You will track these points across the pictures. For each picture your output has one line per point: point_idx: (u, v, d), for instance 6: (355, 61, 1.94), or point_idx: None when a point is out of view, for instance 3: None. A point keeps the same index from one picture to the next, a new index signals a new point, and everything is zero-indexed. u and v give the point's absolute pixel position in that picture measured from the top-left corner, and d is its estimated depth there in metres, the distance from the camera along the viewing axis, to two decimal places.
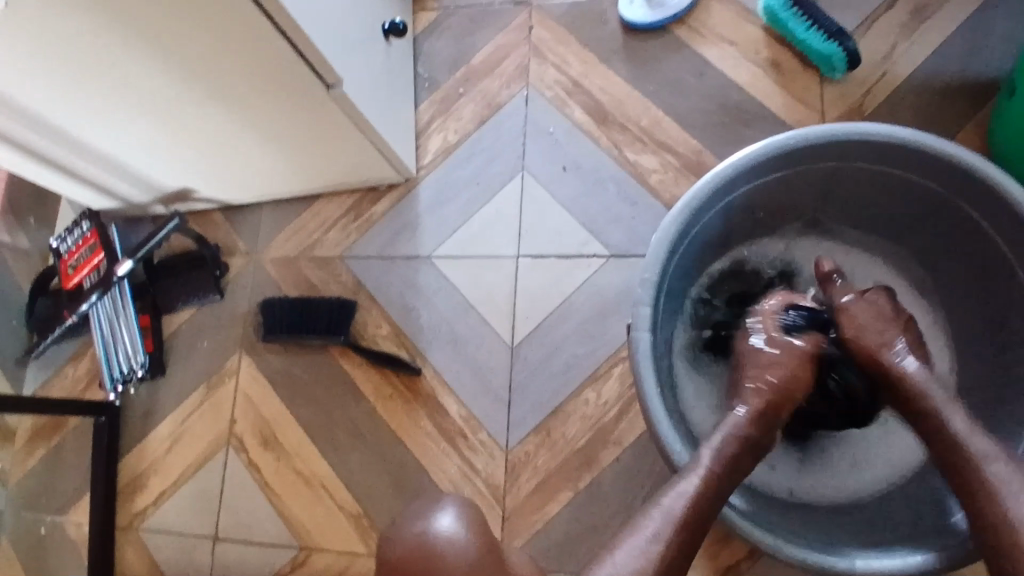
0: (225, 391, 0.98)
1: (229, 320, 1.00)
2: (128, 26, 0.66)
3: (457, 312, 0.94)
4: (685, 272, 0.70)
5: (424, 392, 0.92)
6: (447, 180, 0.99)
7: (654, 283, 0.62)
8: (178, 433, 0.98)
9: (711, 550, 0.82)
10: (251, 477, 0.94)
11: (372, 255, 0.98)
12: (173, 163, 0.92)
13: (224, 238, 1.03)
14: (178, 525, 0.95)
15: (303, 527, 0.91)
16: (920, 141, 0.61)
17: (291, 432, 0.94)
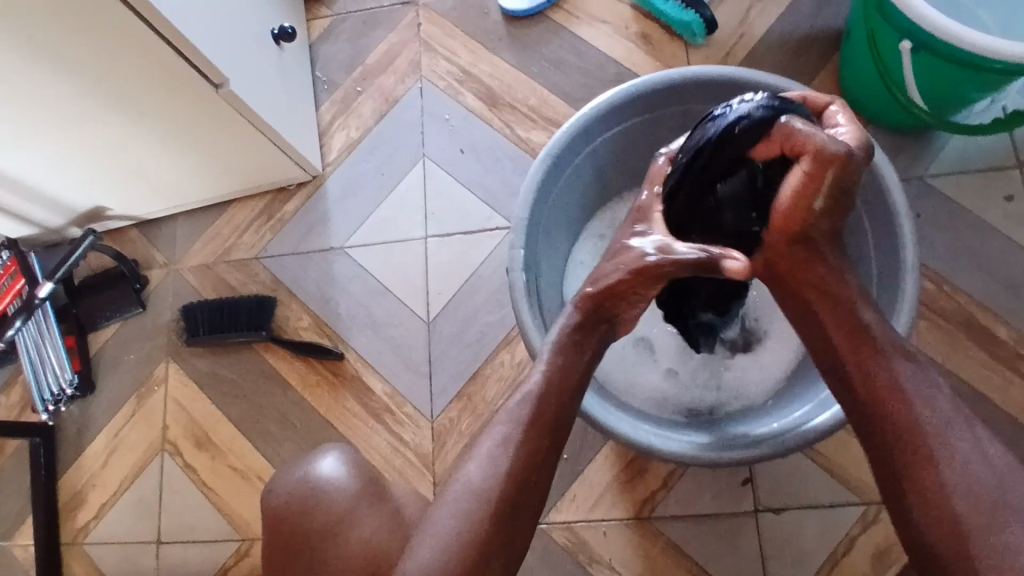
0: (155, 398, 1.00)
1: (152, 330, 1.03)
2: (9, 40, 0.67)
3: (374, 297, 0.98)
4: (567, 210, 0.77)
5: (349, 374, 0.96)
6: (353, 174, 1.03)
7: (523, 224, 0.68)
8: (113, 445, 1.00)
9: (628, 485, 0.88)
10: (187, 479, 0.97)
11: (287, 251, 1.02)
12: (81, 180, 0.94)
13: (142, 252, 1.06)
14: (121, 534, 0.96)
15: (243, 519, 0.94)
16: (745, 77, 0.69)
17: (223, 430, 0.97)
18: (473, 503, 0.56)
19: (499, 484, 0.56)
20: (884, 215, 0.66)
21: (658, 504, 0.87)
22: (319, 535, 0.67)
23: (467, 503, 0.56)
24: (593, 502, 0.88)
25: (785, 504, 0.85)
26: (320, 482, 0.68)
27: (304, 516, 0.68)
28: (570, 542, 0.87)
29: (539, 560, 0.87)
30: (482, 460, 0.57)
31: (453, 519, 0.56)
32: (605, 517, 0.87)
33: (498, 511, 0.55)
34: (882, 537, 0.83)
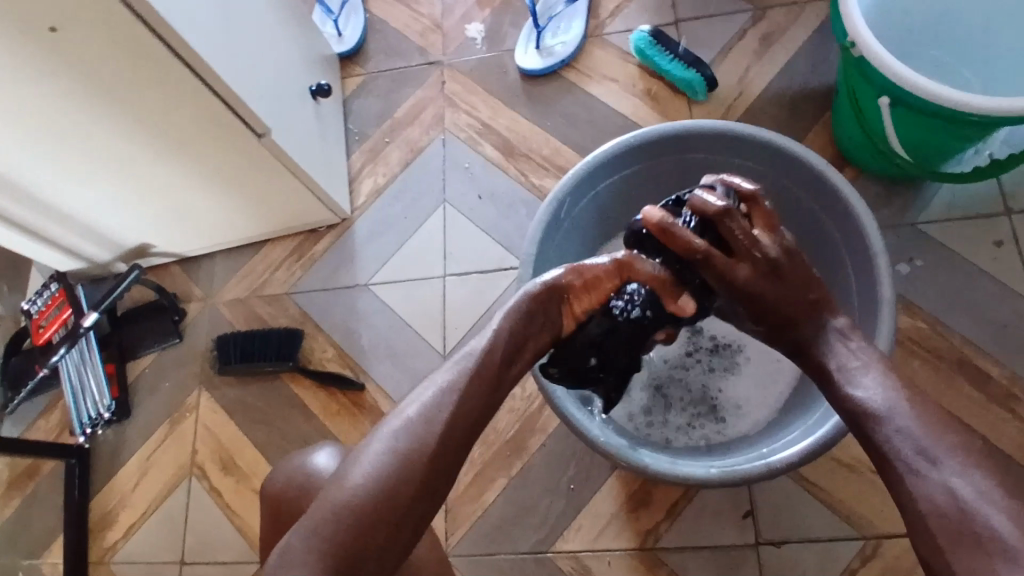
0: (186, 424, 1.06)
1: (187, 360, 1.10)
2: (79, 88, 0.76)
3: (395, 331, 1.04)
4: (572, 248, 0.83)
5: (368, 403, 1.01)
6: (379, 216, 1.11)
7: (531, 258, 0.74)
8: (144, 467, 1.05)
9: (632, 516, 0.90)
10: (212, 501, 1.01)
11: (315, 287, 1.09)
12: (134, 218, 1.03)
13: (182, 287, 1.14)
14: (146, 553, 1.01)
15: (262, 541, 0.98)
16: (736, 130, 0.75)
17: (247, 455, 1.02)
18: (406, 442, 0.54)
19: (438, 429, 0.54)
20: (863, 253, 0.71)
21: (661, 535, 0.89)
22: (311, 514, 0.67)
23: (396, 446, 0.54)
24: (598, 532, 0.90)
25: (786, 537, 0.86)
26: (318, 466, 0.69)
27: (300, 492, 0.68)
28: (575, 570, 0.89)
29: None
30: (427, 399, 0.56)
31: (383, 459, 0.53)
32: (610, 546, 0.90)
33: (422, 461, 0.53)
34: (882, 572, 0.84)
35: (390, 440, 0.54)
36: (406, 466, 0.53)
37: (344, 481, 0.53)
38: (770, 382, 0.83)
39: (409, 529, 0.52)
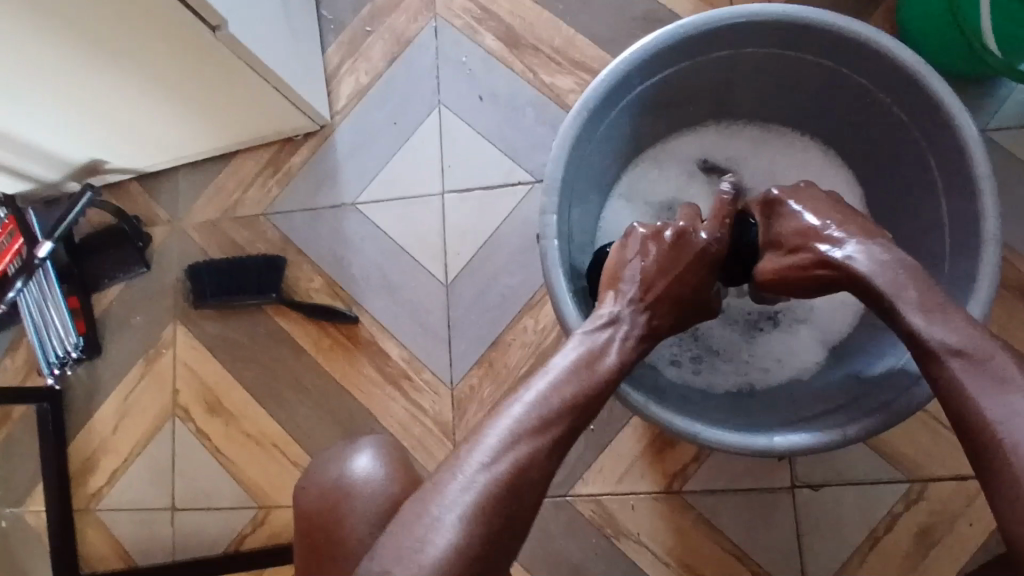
0: (164, 362, 0.96)
1: (159, 291, 0.98)
2: None
3: (389, 257, 0.93)
4: (600, 165, 0.70)
5: (364, 339, 0.92)
6: (364, 123, 0.96)
7: (556, 184, 0.61)
8: (123, 409, 0.96)
9: (658, 457, 0.83)
10: (201, 445, 0.94)
11: (295, 207, 0.96)
12: (78, 132, 0.87)
13: (144, 208, 1.00)
14: (136, 500, 0.94)
15: (258, 487, 0.91)
16: (811, 17, 0.61)
17: (235, 396, 0.94)
18: (493, 479, 0.49)
19: (524, 465, 0.51)
20: (964, 176, 0.59)
21: (689, 478, 0.83)
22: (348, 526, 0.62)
23: (484, 479, 0.49)
24: (621, 475, 0.84)
25: (825, 479, 0.81)
26: (357, 471, 0.63)
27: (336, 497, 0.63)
28: (597, 515, 0.83)
29: (564, 533, 0.83)
30: (516, 429, 0.52)
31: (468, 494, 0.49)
32: (634, 490, 0.83)
33: (499, 492, 0.49)
34: (926, 516, 0.79)
35: (476, 472, 0.50)
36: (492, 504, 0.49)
37: (431, 522, 0.48)
38: (805, 337, 0.75)
39: (496, 572, 0.48)
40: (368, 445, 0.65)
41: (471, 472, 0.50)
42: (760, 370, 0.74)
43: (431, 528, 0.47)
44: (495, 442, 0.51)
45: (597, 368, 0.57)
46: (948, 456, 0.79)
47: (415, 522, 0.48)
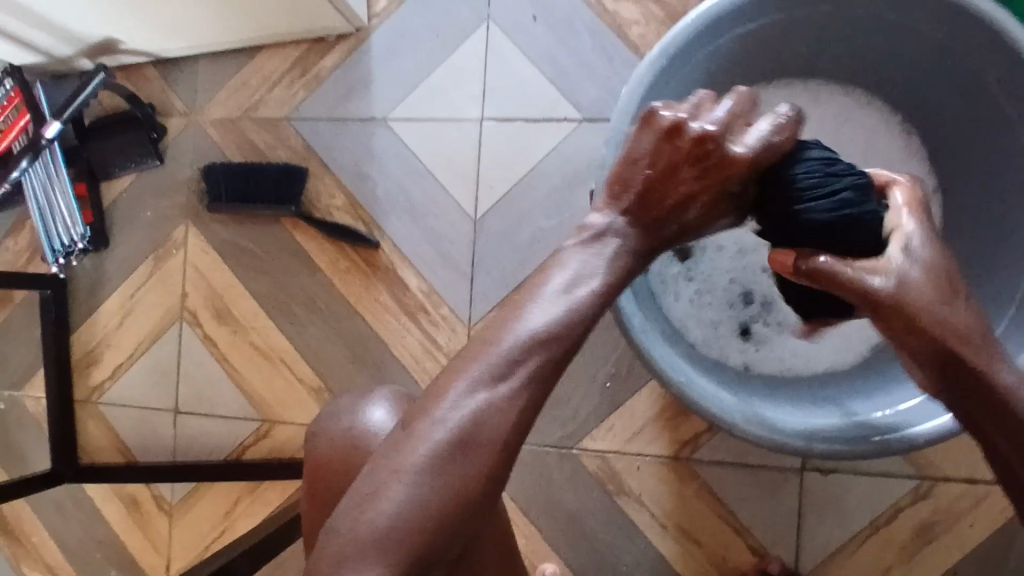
0: (174, 263, 0.93)
1: (171, 187, 0.93)
2: None
3: (417, 181, 0.88)
4: None
5: (382, 264, 0.88)
6: (402, 31, 0.88)
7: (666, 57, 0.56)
8: (129, 306, 0.94)
9: (670, 423, 0.82)
10: (207, 351, 0.92)
11: (320, 115, 0.90)
12: (92, 8, 0.80)
13: (160, 97, 0.94)
14: (138, 398, 0.94)
15: (263, 399, 0.90)
16: None
17: (244, 305, 0.91)
18: (451, 446, 0.45)
19: (498, 428, 0.45)
20: None
21: (699, 446, 0.81)
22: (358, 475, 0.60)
23: (450, 437, 0.45)
24: (631, 435, 0.82)
25: (836, 466, 0.80)
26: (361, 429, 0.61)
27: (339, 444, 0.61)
28: (601, 471, 0.83)
29: (567, 485, 0.83)
30: (475, 395, 0.45)
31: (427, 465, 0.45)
32: (641, 452, 0.82)
33: (465, 470, 0.45)
34: (931, 514, 0.78)
35: (443, 425, 0.45)
36: (442, 474, 0.45)
37: (387, 477, 0.45)
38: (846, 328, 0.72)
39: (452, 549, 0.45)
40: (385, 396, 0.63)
41: (438, 426, 0.45)
42: (791, 348, 0.72)
43: (383, 483, 0.45)
44: (445, 412, 0.45)
45: (576, 297, 0.47)
46: (966, 459, 0.78)
47: (368, 476, 0.45)
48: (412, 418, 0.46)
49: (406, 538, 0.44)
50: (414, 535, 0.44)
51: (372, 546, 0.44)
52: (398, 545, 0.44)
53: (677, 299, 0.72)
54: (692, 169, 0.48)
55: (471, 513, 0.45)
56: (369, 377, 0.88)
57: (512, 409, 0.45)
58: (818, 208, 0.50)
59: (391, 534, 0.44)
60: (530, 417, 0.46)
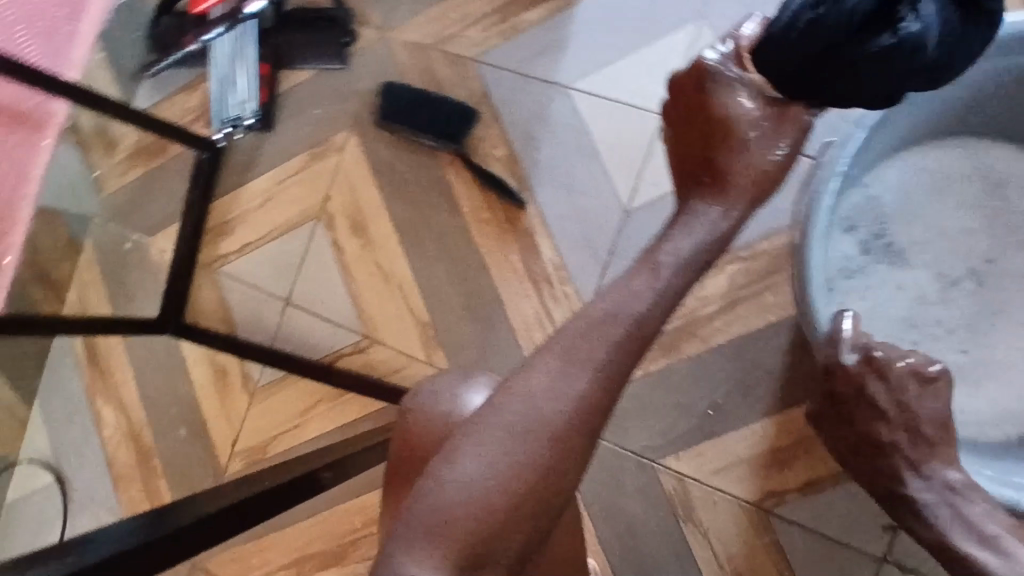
0: (327, 164, 0.95)
1: (345, 93, 0.95)
2: None
3: (582, 156, 0.87)
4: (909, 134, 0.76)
5: (523, 226, 0.88)
6: (612, 7, 0.88)
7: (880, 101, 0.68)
8: (272, 191, 0.97)
9: (762, 470, 0.80)
10: (332, 257, 0.94)
11: (507, 66, 0.90)
12: None
13: (361, 5, 0.96)
14: (254, 279, 0.97)
15: (371, 318, 0.93)
16: None
17: (380, 224, 0.93)
18: (527, 420, 0.46)
19: (569, 405, 0.47)
20: None
21: (784, 501, 0.80)
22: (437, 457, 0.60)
23: (528, 411, 0.47)
24: (718, 468, 0.81)
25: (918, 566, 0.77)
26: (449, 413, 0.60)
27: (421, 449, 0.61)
28: (676, 494, 0.81)
29: (636, 494, 0.82)
30: (552, 372, 0.48)
31: (507, 437, 0.46)
32: (723, 487, 0.81)
33: (546, 445, 0.46)
34: None
35: (518, 401, 0.47)
36: (524, 443, 0.46)
37: (463, 452, 0.45)
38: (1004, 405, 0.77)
39: (532, 524, 0.45)
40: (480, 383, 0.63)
41: (510, 396, 0.48)
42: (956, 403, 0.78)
43: (460, 456, 0.45)
44: (519, 393, 0.48)
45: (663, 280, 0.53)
46: None
47: (447, 452, 0.46)
48: (494, 397, 0.49)
49: (486, 508, 0.43)
50: (497, 501, 0.44)
51: (454, 519, 0.43)
52: (478, 512, 0.43)
53: (881, 289, 0.80)
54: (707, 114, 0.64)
55: (553, 488, 0.45)
56: (476, 329, 0.89)
57: (588, 388, 0.48)
58: (884, 38, 0.47)
59: (470, 502, 0.43)
60: (602, 396, 0.48)
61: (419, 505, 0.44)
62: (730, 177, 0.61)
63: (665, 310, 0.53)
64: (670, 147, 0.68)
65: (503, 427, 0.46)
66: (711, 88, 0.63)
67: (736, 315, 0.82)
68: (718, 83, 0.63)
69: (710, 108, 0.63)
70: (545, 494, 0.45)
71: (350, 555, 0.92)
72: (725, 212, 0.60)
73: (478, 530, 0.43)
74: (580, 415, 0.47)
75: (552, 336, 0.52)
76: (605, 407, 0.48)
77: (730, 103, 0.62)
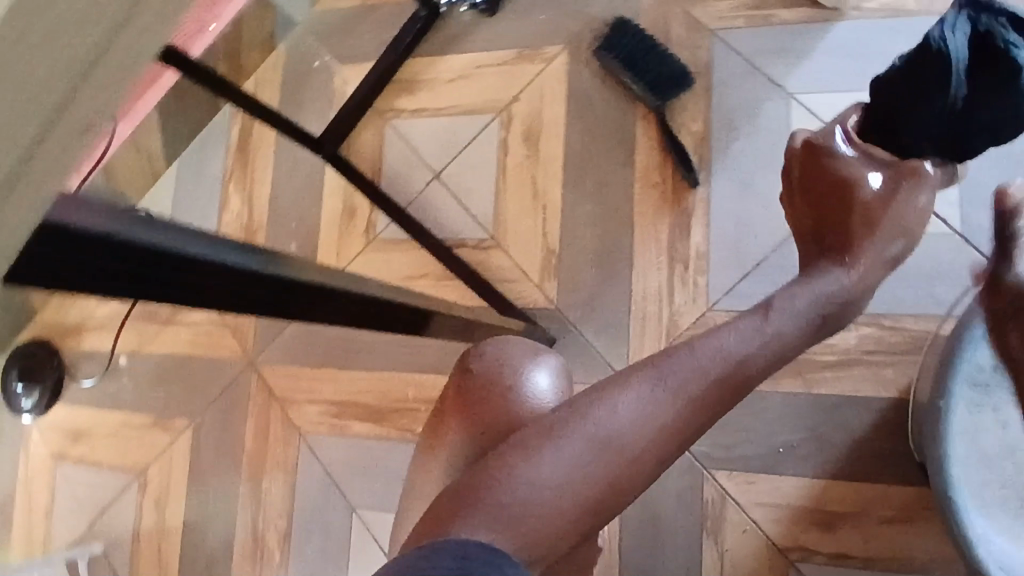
0: (529, 70, 0.98)
1: (575, 11, 0.97)
2: None
3: (771, 164, 0.88)
4: None
5: (685, 204, 0.89)
6: (867, 40, 0.87)
7: None
8: (468, 72, 1.00)
9: (801, 521, 0.82)
10: (495, 154, 0.97)
11: (741, 52, 0.91)
12: None
13: None
14: (417, 143, 1.01)
15: (505, 224, 0.95)
16: None
17: (552, 145, 0.95)
18: (611, 439, 0.47)
19: (652, 436, 0.48)
20: None
21: (810, 560, 0.81)
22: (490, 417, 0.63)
23: (614, 432, 0.48)
24: (761, 500, 0.83)
25: None
26: (523, 378, 0.64)
27: (484, 407, 0.64)
28: (712, 506, 0.83)
29: (674, 490, 0.84)
30: (644, 396, 0.48)
31: (589, 451, 0.47)
32: (757, 519, 0.82)
33: (621, 464, 0.48)
34: None
35: (605, 418, 0.48)
36: (601, 460, 0.47)
37: (541, 452, 0.47)
38: None
39: (591, 527, 0.48)
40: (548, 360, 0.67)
41: (602, 413, 0.48)
42: None
43: (539, 456, 0.47)
44: (607, 405, 0.48)
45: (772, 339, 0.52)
46: None
47: (523, 449, 0.47)
48: (580, 404, 0.49)
49: (555, 511, 0.46)
50: (566, 508, 0.46)
51: (520, 517, 0.45)
52: (551, 512, 0.46)
53: None
54: (817, 189, 0.58)
55: (614, 501, 0.48)
56: (598, 277, 0.90)
57: (676, 415, 0.48)
58: None
59: (545, 502, 0.46)
60: (684, 431, 0.49)
61: (490, 495, 0.45)
62: (854, 245, 0.56)
63: (769, 358, 0.52)
64: (793, 216, 0.61)
65: (586, 437, 0.47)
66: (838, 163, 0.56)
67: (848, 374, 0.82)
68: (833, 158, 0.57)
69: (829, 175, 0.57)
70: (607, 505, 0.48)
71: (389, 422, 0.96)
72: (854, 278, 0.55)
73: (545, 527, 0.46)
74: (660, 438, 0.48)
75: (657, 356, 0.51)
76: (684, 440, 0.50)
77: (845, 161, 0.56)
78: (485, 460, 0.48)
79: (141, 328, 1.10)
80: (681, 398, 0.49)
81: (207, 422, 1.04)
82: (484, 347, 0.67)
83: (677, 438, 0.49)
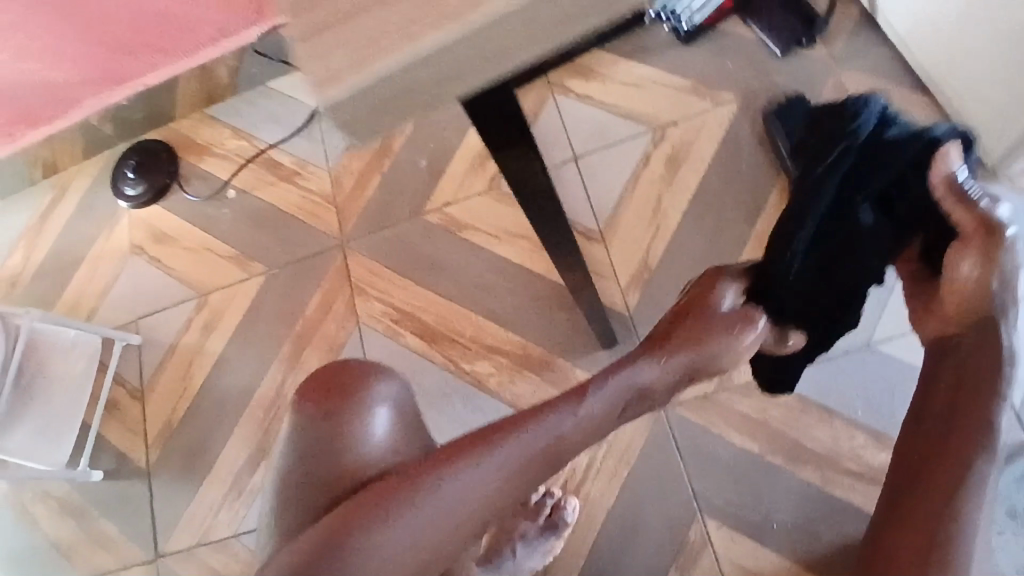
0: (698, 104, 1.04)
1: (761, 73, 1.04)
2: None
3: None
4: None
5: None
6: None
7: None
8: (644, 82, 1.07)
9: None
10: (636, 162, 1.03)
11: None
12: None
13: (834, 34, 1.04)
14: (570, 121, 1.07)
15: (617, 224, 1.01)
16: None
17: (690, 176, 1.02)
18: (460, 506, 0.55)
19: (495, 491, 0.56)
20: None
21: None
22: (329, 442, 0.62)
23: (464, 501, 0.55)
24: (738, 559, 0.86)
25: None
26: (368, 424, 0.63)
27: (349, 421, 0.62)
28: (693, 544, 0.87)
29: (664, 517, 0.89)
30: (473, 469, 0.56)
31: (435, 520, 0.55)
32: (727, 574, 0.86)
33: (473, 522, 0.56)
34: None
35: (452, 489, 0.55)
36: (453, 525, 0.55)
37: (388, 526, 0.54)
38: None
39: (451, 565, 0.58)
40: (398, 391, 0.66)
41: (442, 483, 0.56)
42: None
43: (387, 531, 0.54)
44: (447, 481, 0.56)
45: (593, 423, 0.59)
46: None
47: (371, 527, 0.54)
48: (424, 477, 0.56)
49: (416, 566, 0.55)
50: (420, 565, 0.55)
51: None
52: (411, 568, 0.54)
53: None
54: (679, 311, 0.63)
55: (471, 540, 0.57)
56: None
57: (511, 479, 0.57)
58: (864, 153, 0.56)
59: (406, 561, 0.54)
60: (527, 483, 0.57)
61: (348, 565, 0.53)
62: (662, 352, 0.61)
63: (589, 437, 0.60)
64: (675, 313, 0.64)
65: (440, 504, 0.55)
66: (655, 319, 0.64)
67: (863, 486, 0.87)
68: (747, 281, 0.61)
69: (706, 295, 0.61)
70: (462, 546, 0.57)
71: (437, 347, 1.02)
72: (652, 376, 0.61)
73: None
74: (489, 509, 0.56)
75: (486, 425, 0.59)
76: (537, 477, 0.58)
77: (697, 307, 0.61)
78: (346, 508, 0.56)
79: (260, 172, 1.19)
80: (515, 458, 0.57)
81: (282, 276, 1.12)
82: (365, 372, 0.66)
83: (527, 485, 0.57)
